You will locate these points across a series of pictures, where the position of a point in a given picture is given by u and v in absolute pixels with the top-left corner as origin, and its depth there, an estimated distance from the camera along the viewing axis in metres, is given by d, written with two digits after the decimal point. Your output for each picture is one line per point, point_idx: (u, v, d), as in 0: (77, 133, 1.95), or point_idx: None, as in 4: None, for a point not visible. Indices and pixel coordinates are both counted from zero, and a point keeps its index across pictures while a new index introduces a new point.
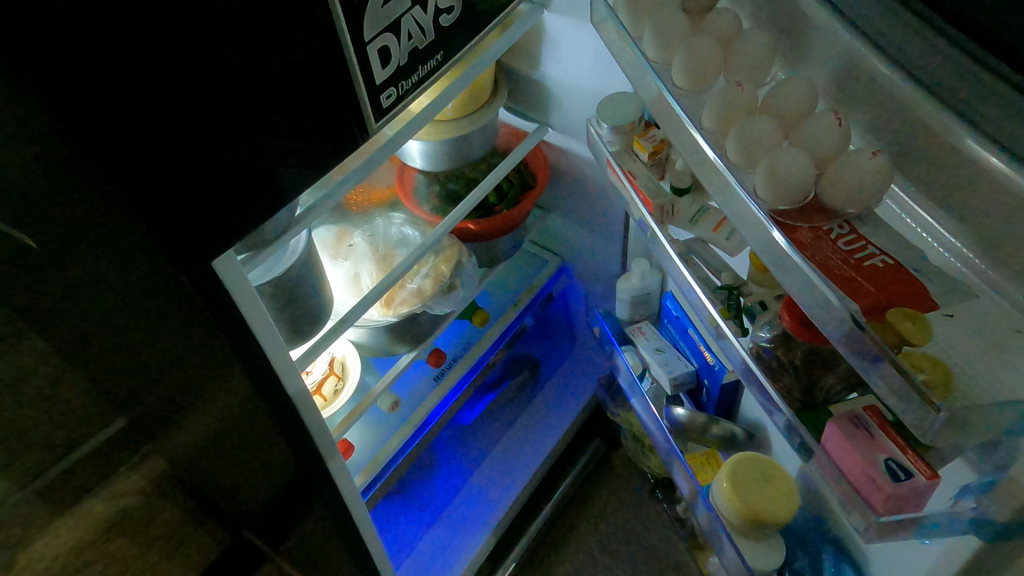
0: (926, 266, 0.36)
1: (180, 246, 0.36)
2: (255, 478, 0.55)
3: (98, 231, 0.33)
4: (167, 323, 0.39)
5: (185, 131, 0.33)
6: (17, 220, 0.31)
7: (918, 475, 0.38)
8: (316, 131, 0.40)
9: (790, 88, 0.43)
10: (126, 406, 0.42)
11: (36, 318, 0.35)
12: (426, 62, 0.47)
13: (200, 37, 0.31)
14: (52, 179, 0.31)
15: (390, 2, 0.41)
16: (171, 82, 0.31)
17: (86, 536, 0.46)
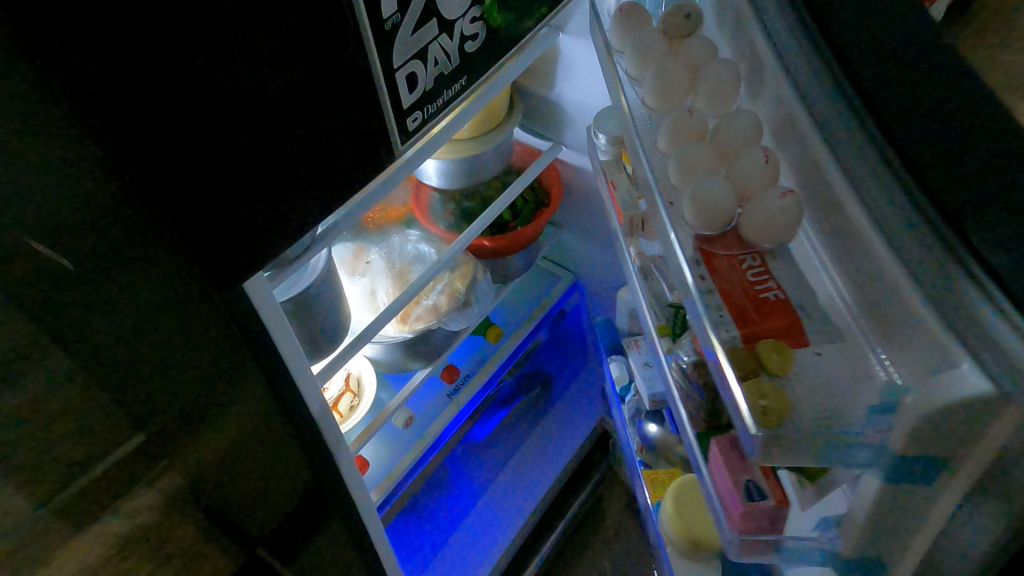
0: (818, 309, 0.38)
1: (215, 267, 0.37)
2: (271, 491, 0.56)
3: (134, 249, 0.34)
4: (193, 337, 0.40)
5: (225, 155, 0.33)
6: (58, 240, 0.32)
7: (770, 496, 0.40)
8: (346, 155, 0.41)
9: (734, 120, 0.44)
10: (146, 422, 0.42)
11: (64, 337, 0.35)
12: (450, 86, 0.48)
13: (245, 66, 0.32)
14: (94, 201, 0.32)
15: (419, 30, 0.42)
16: (216, 109, 0.32)
17: (103, 554, 0.46)
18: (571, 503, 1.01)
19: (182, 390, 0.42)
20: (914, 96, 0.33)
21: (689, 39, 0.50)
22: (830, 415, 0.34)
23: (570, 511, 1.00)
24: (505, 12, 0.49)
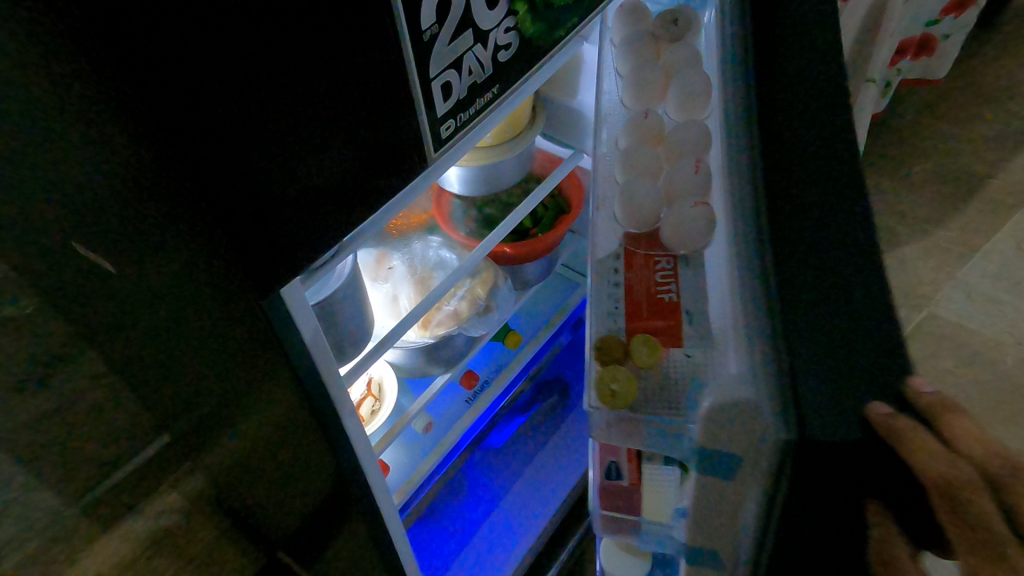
0: (696, 315, 0.54)
1: (260, 276, 0.37)
2: (298, 492, 0.56)
3: (172, 246, 0.35)
4: (224, 331, 0.40)
5: (267, 163, 0.33)
6: (101, 244, 0.33)
7: (625, 478, 0.59)
8: (383, 163, 0.40)
9: (681, 134, 0.60)
10: (171, 423, 0.43)
11: (95, 338, 0.36)
12: (482, 95, 0.48)
13: (288, 73, 0.31)
14: (137, 204, 0.33)
15: (455, 41, 0.42)
16: (261, 118, 0.31)
17: (129, 555, 0.47)
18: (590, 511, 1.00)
19: (214, 391, 0.43)
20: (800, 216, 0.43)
21: (671, 48, 0.65)
22: (668, 403, 0.51)
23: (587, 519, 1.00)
24: (537, 22, 0.50)
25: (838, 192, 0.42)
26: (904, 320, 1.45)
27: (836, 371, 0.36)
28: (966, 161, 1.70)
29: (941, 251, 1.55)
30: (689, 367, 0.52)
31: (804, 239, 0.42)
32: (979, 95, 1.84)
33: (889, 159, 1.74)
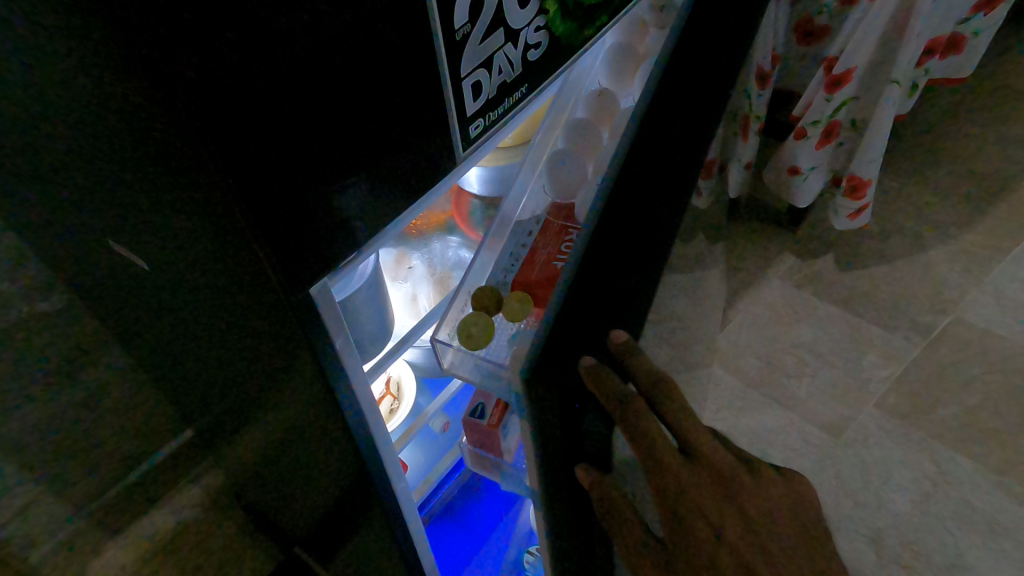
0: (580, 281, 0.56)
1: (298, 275, 0.37)
2: (320, 480, 0.58)
3: (210, 241, 0.36)
4: (258, 331, 0.42)
5: (307, 158, 0.32)
6: (136, 243, 0.34)
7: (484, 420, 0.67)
8: (414, 159, 0.40)
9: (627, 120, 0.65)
10: (192, 420, 0.45)
11: (116, 329, 0.37)
12: (511, 95, 0.48)
13: (328, 66, 0.31)
14: (180, 196, 0.34)
15: (486, 40, 0.41)
16: (302, 112, 0.31)
17: (142, 556, 0.48)
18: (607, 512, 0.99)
19: (237, 379, 0.45)
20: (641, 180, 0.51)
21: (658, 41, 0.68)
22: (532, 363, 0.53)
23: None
24: (566, 21, 0.49)
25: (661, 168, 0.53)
26: (929, 326, 1.42)
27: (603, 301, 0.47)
28: (993, 162, 1.67)
29: (968, 256, 1.52)
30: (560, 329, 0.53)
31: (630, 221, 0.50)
32: (1012, 95, 1.79)
33: (917, 160, 1.71)
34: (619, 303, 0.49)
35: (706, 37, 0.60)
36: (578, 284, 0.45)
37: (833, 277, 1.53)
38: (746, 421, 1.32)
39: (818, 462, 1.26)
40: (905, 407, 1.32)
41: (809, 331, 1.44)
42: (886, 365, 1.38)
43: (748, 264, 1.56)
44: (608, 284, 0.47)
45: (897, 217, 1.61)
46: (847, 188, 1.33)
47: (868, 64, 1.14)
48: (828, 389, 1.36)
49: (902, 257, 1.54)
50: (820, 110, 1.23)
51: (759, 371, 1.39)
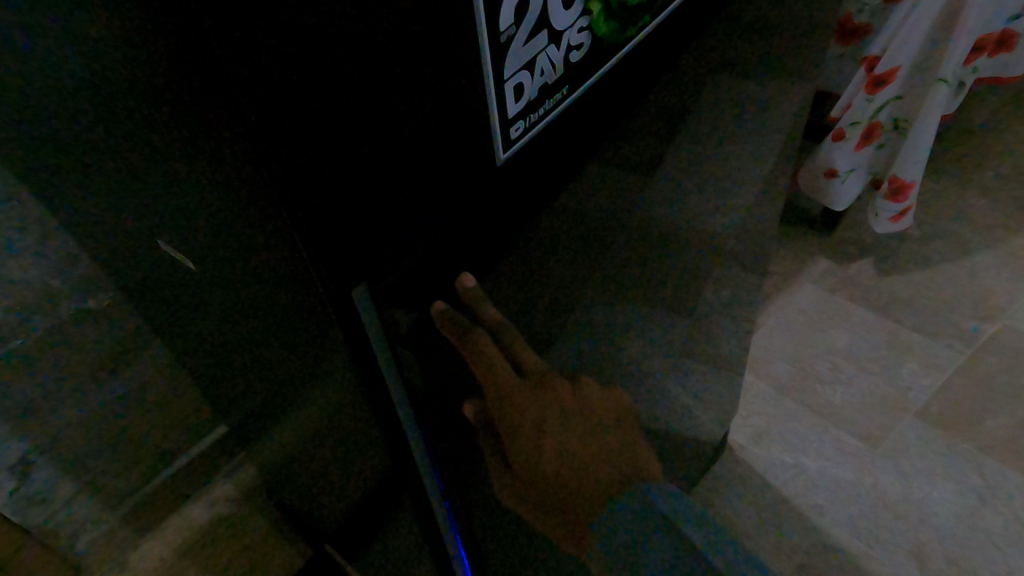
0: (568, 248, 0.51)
1: (342, 285, 0.35)
2: (351, 469, 0.61)
3: (225, 282, 0.42)
4: (264, 361, 0.48)
5: (335, 158, 0.30)
6: (179, 262, 0.42)
7: None
8: (457, 162, 0.38)
9: None
10: (223, 414, 0.63)
11: (172, 354, 0.56)
12: (553, 96, 0.41)
13: (352, 62, 0.29)
14: (200, 235, 0.39)
15: (531, 39, 0.37)
16: (326, 110, 0.29)
17: (175, 540, 0.78)
18: None
19: (279, 359, 0.47)
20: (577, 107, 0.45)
21: None
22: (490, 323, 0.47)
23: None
24: (611, 21, 0.42)
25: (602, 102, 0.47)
26: (975, 334, 1.37)
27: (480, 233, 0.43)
28: None
29: (1017, 261, 1.47)
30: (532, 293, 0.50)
31: (543, 159, 0.45)
32: None
33: (960, 163, 1.65)
34: (495, 244, 0.45)
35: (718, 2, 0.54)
36: (461, 214, 0.40)
37: (870, 282, 1.49)
38: (778, 428, 1.29)
39: (855, 473, 1.22)
40: (948, 418, 1.28)
41: (844, 337, 1.40)
42: (927, 374, 1.33)
43: (780, 268, 1.53)
44: (490, 216, 0.43)
45: (939, 220, 1.56)
46: (890, 190, 1.29)
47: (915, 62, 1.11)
48: (865, 398, 1.32)
49: (943, 262, 1.49)
50: (861, 110, 1.20)
51: (790, 378, 1.35)
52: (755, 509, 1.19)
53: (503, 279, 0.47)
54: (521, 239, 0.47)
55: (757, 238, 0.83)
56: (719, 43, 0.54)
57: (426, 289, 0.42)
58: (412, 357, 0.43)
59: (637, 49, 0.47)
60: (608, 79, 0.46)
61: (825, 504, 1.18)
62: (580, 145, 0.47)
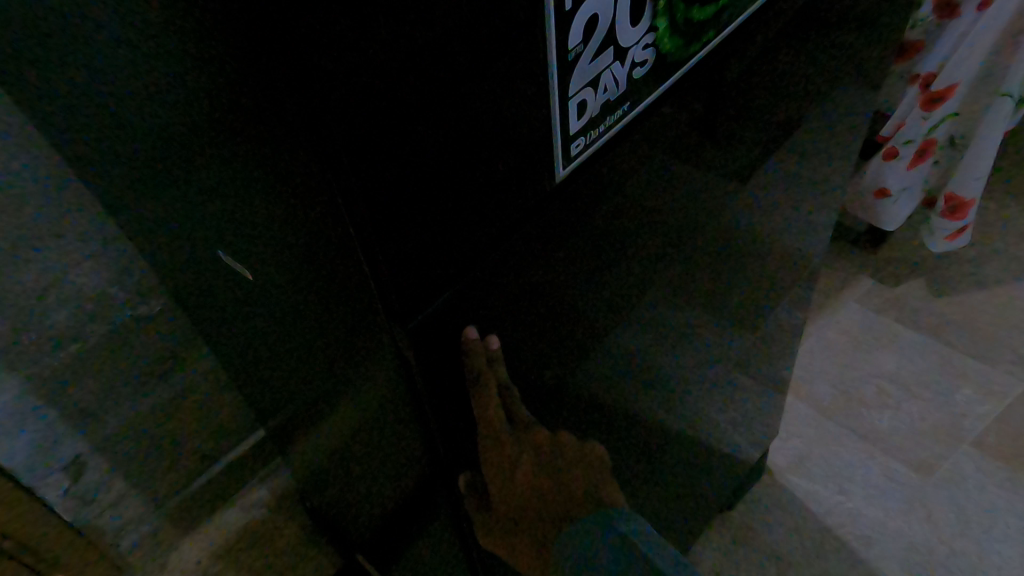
0: (615, 263, 0.51)
1: (401, 294, 0.35)
2: (374, 496, 0.59)
3: (276, 293, 0.43)
4: (310, 372, 0.49)
5: (395, 176, 0.30)
6: (235, 270, 0.43)
7: None
8: (514, 183, 0.37)
9: None
10: (268, 421, 0.64)
11: (225, 359, 0.57)
12: (615, 112, 0.41)
13: (413, 85, 0.28)
14: (256, 249, 0.40)
15: (598, 56, 0.36)
16: (380, 132, 0.28)
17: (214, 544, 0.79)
18: (677, 542, 0.96)
19: (321, 366, 0.47)
20: (640, 122, 0.44)
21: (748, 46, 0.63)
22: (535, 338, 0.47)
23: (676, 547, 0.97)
24: (675, 37, 0.42)
25: (665, 120, 0.46)
26: None
27: (520, 239, 0.40)
28: None
29: None
30: (581, 307, 0.50)
31: (598, 176, 0.43)
32: None
33: (1012, 181, 1.59)
34: (533, 254, 0.42)
35: (792, 25, 0.52)
36: (495, 213, 0.37)
37: (918, 302, 1.43)
38: (820, 452, 1.25)
39: (905, 502, 1.18)
40: (1005, 449, 1.22)
41: (890, 360, 1.36)
42: (983, 401, 1.28)
43: (822, 287, 1.48)
44: (531, 222, 0.40)
45: (993, 240, 1.50)
46: (946, 208, 1.26)
47: (972, 78, 1.10)
48: (913, 424, 1.27)
49: (999, 284, 1.43)
50: (915, 127, 1.18)
51: (833, 401, 1.31)
52: (799, 536, 1.15)
53: (528, 291, 0.44)
54: (564, 254, 0.45)
55: (809, 258, 0.81)
56: (778, 66, 0.53)
57: (453, 301, 0.38)
58: (430, 368, 0.40)
59: (700, 69, 0.46)
60: (673, 96, 0.45)
61: (873, 535, 1.14)
62: (635, 163, 0.46)
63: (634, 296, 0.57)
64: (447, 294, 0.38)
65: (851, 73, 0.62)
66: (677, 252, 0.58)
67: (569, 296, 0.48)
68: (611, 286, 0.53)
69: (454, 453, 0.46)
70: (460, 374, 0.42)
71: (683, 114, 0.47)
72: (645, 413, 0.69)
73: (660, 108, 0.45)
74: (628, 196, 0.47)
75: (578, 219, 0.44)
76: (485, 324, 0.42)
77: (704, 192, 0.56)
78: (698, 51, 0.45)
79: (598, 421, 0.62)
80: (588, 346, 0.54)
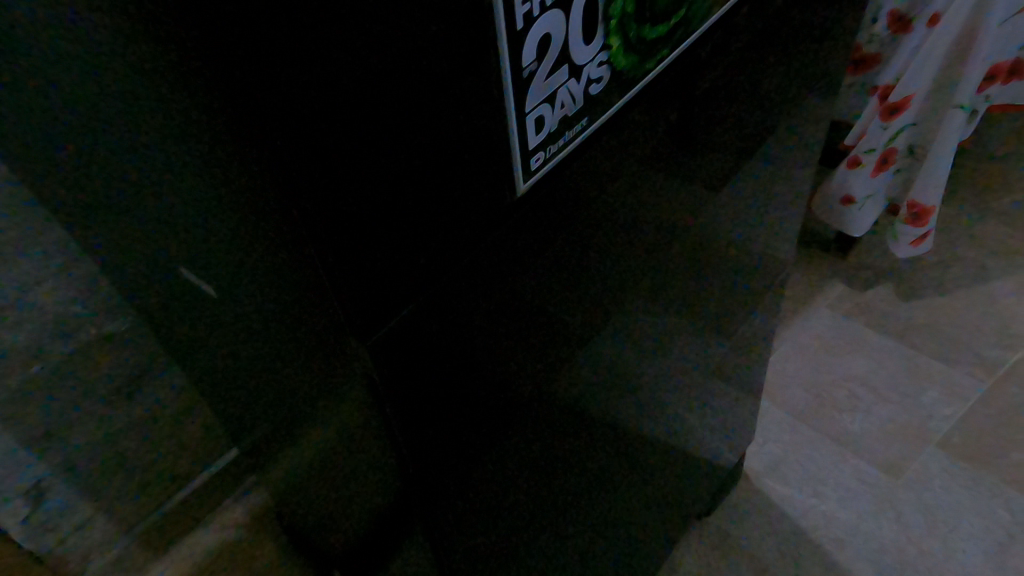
0: (583, 276, 0.52)
1: (363, 306, 0.35)
2: (346, 514, 0.58)
3: (239, 310, 0.43)
4: (276, 386, 0.48)
5: (356, 190, 0.31)
6: (196, 287, 0.43)
7: None
8: (475, 197, 0.38)
9: None
10: (240, 439, 0.63)
11: (194, 377, 0.56)
12: (573, 127, 0.42)
13: (374, 98, 0.29)
14: (217, 266, 0.40)
15: (553, 73, 0.37)
16: (339, 143, 0.29)
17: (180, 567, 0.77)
18: (652, 550, 0.96)
19: (289, 389, 0.46)
20: (601, 136, 0.45)
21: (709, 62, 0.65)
22: (505, 349, 0.47)
23: (653, 554, 0.98)
24: (632, 54, 0.43)
25: (628, 135, 0.47)
26: (997, 363, 1.35)
27: (484, 251, 0.41)
28: None
29: None
30: (551, 318, 0.51)
31: (561, 189, 0.44)
32: None
33: (975, 188, 1.64)
34: (498, 266, 0.42)
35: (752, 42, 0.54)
36: (457, 225, 0.38)
37: (887, 307, 1.47)
38: (796, 456, 1.26)
39: (877, 504, 1.19)
40: (971, 449, 1.25)
41: (863, 363, 1.38)
42: (949, 402, 1.31)
43: (797, 292, 1.52)
44: (495, 236, 0.41)
45: (957, 246, 1.55)
46: (909, 214, 1.29)
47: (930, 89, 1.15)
48: (884, 426, 1.29)
49: (962, 288, 1.47)
50: (876, 137, 1.22)
51: (808, 404, 1.33)
52: (775, 539, 1.16)
53: (496, 304, 0.44)
54: (531, 266, 0.45)
55: (775, 266, 0.83)
56: (738, 81, 0.55)
57: (418, 315, 0.38)
58: (396, 381, 0.40)
59: (663, 84, 0.48)
60: (635, 110, 0.47)
61: (847, 537, 1.15)
62: (597, 176, 0.46)
63: (604, 307, 0.57)
64: (411, 307, 0.38)
65: (808, 87, 0.64)
66: (643, 265, 0.59)
67: (537, 308, 0.49)
68: (579, 299, 0.53)
69: (422, 467, 0.46)
70: (429, 389, 0.42)
71: (646, 128, 0.49)
72: (619, 422, 0.69)
73: (622, 122, 0.46)
74: (593, 210, 0.48)
75: (544, 233, 0.45)
76: (452, 337, 0.42)
77: (669, 204, 0.57)
78: (659, 68, 0.46)
79: (569, 433, 0.62)
80: (560, 358, 0.54)
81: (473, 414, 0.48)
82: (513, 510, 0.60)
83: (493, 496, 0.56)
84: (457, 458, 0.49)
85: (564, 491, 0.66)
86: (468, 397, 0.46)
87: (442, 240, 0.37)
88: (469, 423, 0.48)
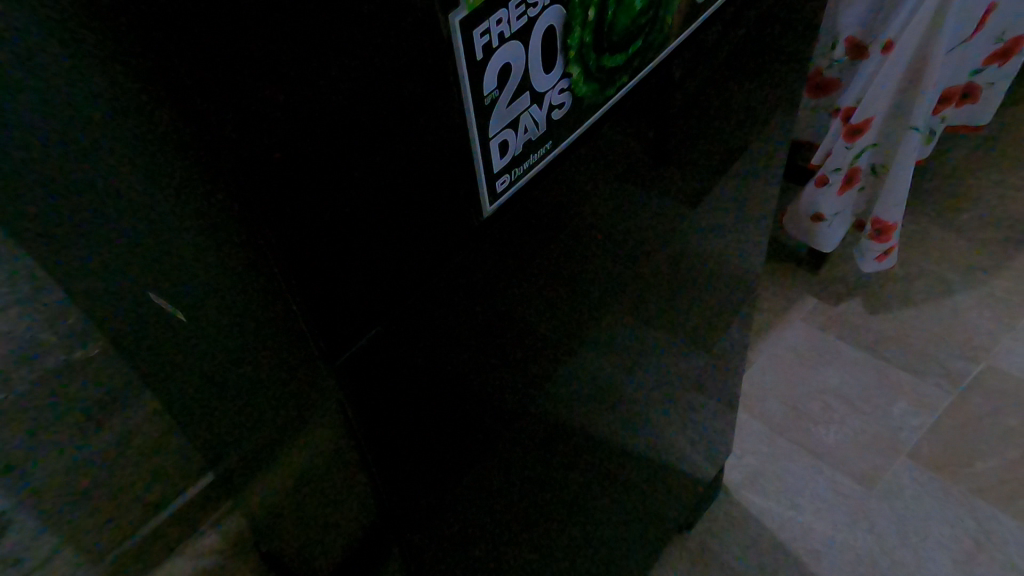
0: (555, 294, 0.52)
1: (331, 325, 0.35)
2: (316, 538, 0.58)
3: (203, 334, 0.43)
4: (240, 412, 0.48)
5: (322, 212, 0.31)
6: (160, 311, 0.43)
7: None
8: (442, 218, 0.39)
9: None
10: (212, 462, 0.63)
11: (162, 401, 0.56)
12: (538, 150, 0.43)
13: (339, 121, 0.30)
14: (177, 291, 0.40)
15: (515, 99, 0.39)
16: (304, 165, 0.30)
17: None
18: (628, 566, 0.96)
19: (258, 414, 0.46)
20: (568, 158, 0.46)
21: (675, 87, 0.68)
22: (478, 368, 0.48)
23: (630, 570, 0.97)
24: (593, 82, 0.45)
25: (595, 157, 0.49)
26: (963, 374, 1.38)
27: (452, 271, 0.41)
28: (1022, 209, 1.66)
29: (998, 300, 1.50)
30: (523, 337, 0.51)
31: (529, 210, 0.45)
32: None
33: (941, 204, 1.69)
34: (468, 285, 0.43)
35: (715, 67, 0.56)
36: (425, 245, 0.39)
37: (858, 320, 1.50)
38: (774, 468, 1.27)
39: (851, 515, 1.21)
40: (942, 459, 1.27)
41: (837, 376, 1.40)
42: (918, 413, 1.34)
43: (773, 305, 1.54)
44: (464, 256, 0.42)
45: (924, 260, 1.59)
46: (874, 231, 1.33)
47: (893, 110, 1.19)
48: (858, 438, 1.31)
49: (929, 301, 1.51)
50: (841, 157, 1.25)
51: (784, 417, 1.35)
52: (753, 552, 1.17)
53: (467, 322, 0.44)
54: (502, 286, 0.46)
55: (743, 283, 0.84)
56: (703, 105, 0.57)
57: (387, 334, 0.39)
58: (366, 402, 0.40)
59: (629, 108, 0.49)
60: (601, 133, 0.48)
61: (822, 549, 1.17)
62: (566, 197, 0.48)
63: (578, 326, 0.58)
64: (379, 326, 0.38)
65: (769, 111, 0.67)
66: (614, 284, 0.60)
67: (510, 327, 0.49)
68: (553, 317, 0.54)
69: (394, 489, 0.45)
70: (400, 408, 0.42)
71: (613, 150, 0.50)
72: (592, 439, 0.69)
73: (589, 144, 0.47)
74: (562, 230, 0.49)
75: (513, 253, 0.45)
76: (423, 355, 0.42)
77: (638, 225, 0.58)
78: (624, 92, 0.48)
79: (543, 452, 0.62)
80: (534, 375, 0.55)
81: (446, 433, 0.48)
82: (487, 532, 0.60)
83: (467, 517, 0.56)
84: (431, 478, 0.49)
85: (538, 511, 0.66)
86: (440, 416, 0.46)
87: (410, 261, 0.38)
88: (442, 443, 0.48)
